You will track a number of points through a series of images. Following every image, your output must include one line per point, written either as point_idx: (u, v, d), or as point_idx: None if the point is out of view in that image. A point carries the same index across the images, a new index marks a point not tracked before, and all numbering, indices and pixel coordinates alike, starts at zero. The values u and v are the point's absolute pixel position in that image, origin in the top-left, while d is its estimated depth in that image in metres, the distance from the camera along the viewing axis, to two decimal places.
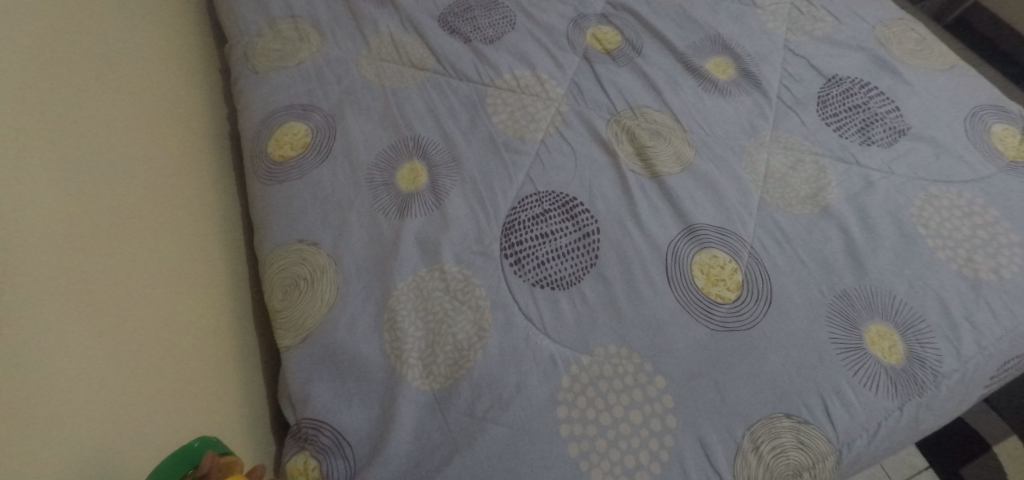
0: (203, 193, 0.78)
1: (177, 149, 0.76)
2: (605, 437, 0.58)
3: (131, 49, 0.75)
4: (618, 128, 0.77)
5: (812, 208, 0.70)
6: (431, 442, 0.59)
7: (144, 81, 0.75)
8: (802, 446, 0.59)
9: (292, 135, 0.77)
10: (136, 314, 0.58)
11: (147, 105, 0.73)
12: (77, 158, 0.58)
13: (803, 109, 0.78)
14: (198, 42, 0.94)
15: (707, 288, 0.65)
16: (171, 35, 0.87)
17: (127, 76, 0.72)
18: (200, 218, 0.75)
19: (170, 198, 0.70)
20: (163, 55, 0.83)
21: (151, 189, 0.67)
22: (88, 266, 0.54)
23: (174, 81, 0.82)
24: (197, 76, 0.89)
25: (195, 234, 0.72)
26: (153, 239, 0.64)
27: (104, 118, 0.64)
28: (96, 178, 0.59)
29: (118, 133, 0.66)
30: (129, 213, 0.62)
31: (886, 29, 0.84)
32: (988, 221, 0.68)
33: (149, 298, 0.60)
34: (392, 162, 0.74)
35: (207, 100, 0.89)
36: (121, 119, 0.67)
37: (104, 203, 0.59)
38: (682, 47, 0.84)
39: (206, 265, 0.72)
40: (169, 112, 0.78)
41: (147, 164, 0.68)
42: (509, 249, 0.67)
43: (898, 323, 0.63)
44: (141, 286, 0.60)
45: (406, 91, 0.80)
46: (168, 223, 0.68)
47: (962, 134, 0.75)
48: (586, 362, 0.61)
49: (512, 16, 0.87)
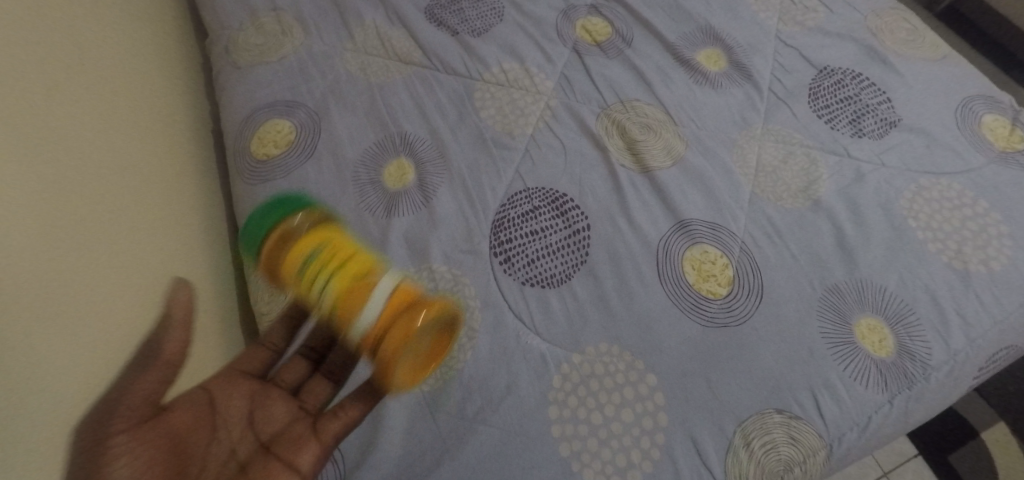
0: (179, 183, 0.76)
1: (150, 137, 0.74)
2: (596, 436, 0.58)
3: (121, 38, 0.76)
4: (608, 121, 0.76)
5: (803, 201, 0.70)
6: (421, 444, 0.59)
7: (114, 65, 0.72)
8: (792, 441, 0.59)
9: (276, 132, 0.76)
10: (102, 313, 0.56)
11: (118, 91, 0.71)
12: (60, 148, 0.58)
13: (794, 101, 0.77)
14: (177, 36, 0.92)
15: (698, 284, 0.64)
16: (150, 27, 0.85)
17: (96, 60, 0.69)
18: (175, 210, 0.73)
19: (142, 188, 0.68)
20: (139, 44, 0.80)
21: (122, 180, 0.65)
22: (55, 267, 0.53)
23: (148, 68, 0.80)
24: (176, 68, 0.87)
25: (185, 219, 0.74)
26: (123, 233, 0.63)
27: (72, 106, 0.62)
28: (80, 166, 0.60)
29: (88, 122, 0.63)
30: (98, 208, 0.60)
31: (878, 19, 0.84)
32: (978, 213, 0.68)
33: (118, 296, 0.59)
34: (378, 159, 0.73)
35: (188, 95, 0.87)
36: (90, 106, 0.65)
37: (81, 196, 0.59)
38: (673, 38, 0.83)
39: (181, 257, 0.70)
40: (141, 98, 0.75)
41: (117, 154, 0.66)
42: (499, 247, 0.66)
43: (888, 316, 0.63)
44: (109, 283, 0.58)
45: (392, 86, 0.79)
46: (140, 215, 0.66)
47: (953, 125, 0.75)
48: (578, 361, 0.61)
49: (500, 8, 0.85)
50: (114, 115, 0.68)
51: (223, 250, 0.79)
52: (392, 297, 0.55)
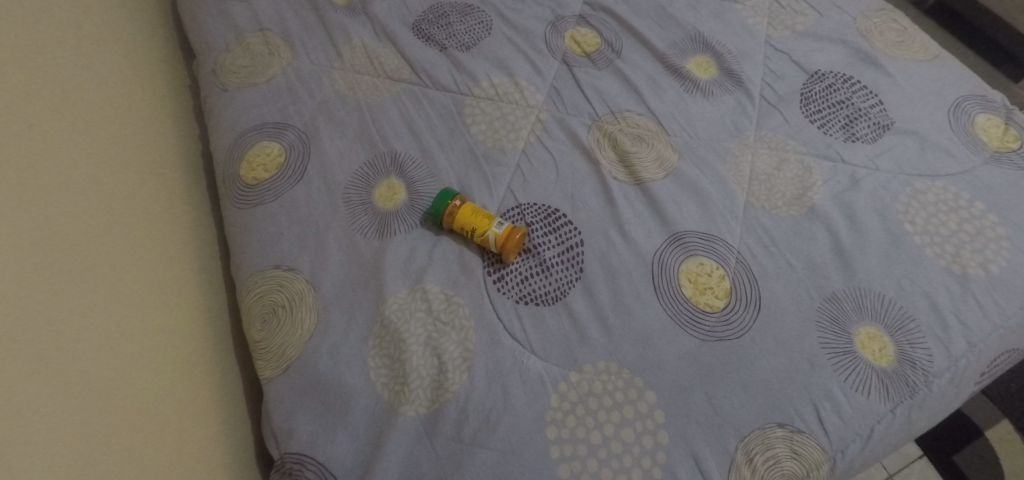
0: (191, 234, 0.80)
1: (132, 195, 0.74)
2: (596, 456, 0.57)
3: (121, 93, 0.82)
4: (600, 133, 0.75)
5: (798, 208, 0.69)
6: (419, 469, 0.58)
7: (113, 141, 0.76)
8: (795, 456, 0.58)
9: (265, 155, 0.75)
10: (104, 401, 0.59)
11: (122, 152, 0.76)
12: (64, 218, 0.64)
13: (786, 107, 0.76)
14: (158, 69, 0.91)
15: (694, 297, 0.64)
16: (115, 68, 0.83)
17: (53, 141, 0.68)
18: (168, 258, 0.74)
19: (134, 261, 0.69)
20: (129, 97, 0.83)
21: (100, 258, 0.66)
22: (47, 384, 0.56)
23: (143, 118, 0.83)
24: (153, 104, 0.86)
25: (197, 265, 0.78)
26: (108, 312, 0.63)
27: (81, 179, 0.69)
28: (85, 232, 0.66)
29: (87, 206, 0.68)
30: (75, 297, 0.61)
31: (868, 21, 0.83)
32: (974, 215, 0.67)
33: (110, 381, 0.60)
34: (369, 180, 0.73)
35: (167, 129, 0.86)
36: (87, 193, 0.69)
37: (87, 259, 0.64)
38: (662, 47, 0.82)
39: (176, 305, 0.72)
40: (116, 157, 0.75)
41: (89, 233, 0.66)
42: (493, 266, 0.67)
43: (888, 324, 0.63)
44: (97, 374, 0.60)
45: (382, 104, 0.78)
46: (126, 283, 0.67)
47: (946, 126, 0.74)
48: (575, 379, 0.60)
49: (488, 21, 0.85)
50: (79, 192, 0.68)
51: (218, 278, 0.79)
52: (516, 229, 0.66)
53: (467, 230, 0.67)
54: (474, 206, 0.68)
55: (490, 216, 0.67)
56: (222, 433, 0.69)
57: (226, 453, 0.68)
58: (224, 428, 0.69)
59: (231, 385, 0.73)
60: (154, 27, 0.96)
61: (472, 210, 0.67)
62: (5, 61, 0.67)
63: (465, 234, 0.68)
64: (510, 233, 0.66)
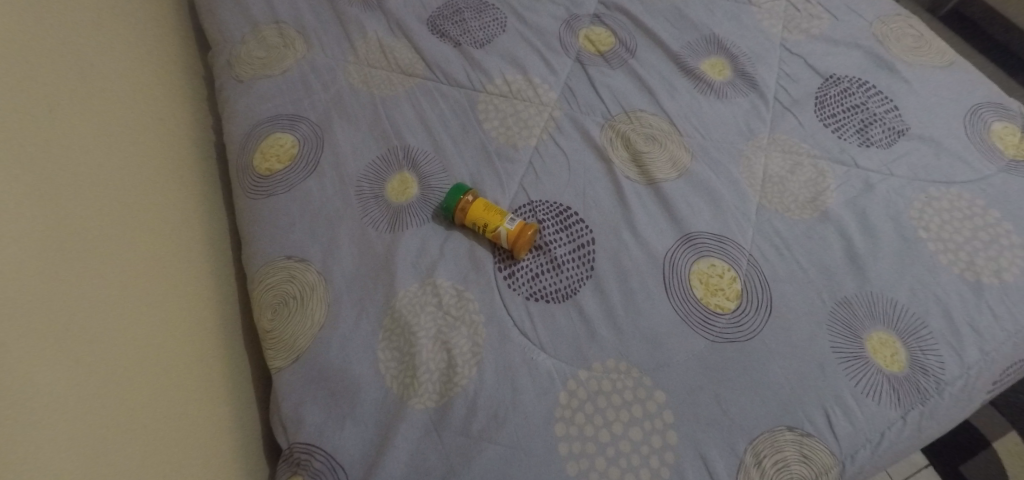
0: (201, 223, 0.80)
1: (137, 188, 0.73)
2: (605, 454, 0.57)
3: (136, 80, 0.82)
4: (613, 133, 0.75)
5: (812, 212, 0.69)
6: (428, 463, 0.58)
7: (128, 127, 0.77)
8: (804, 459, 0.58)
9: (278, 146, 0.75)
10: (123, 377, 0.60)
11: (135, 138, 0.77)
12: (84, 198, 0.65)
13: (801, 110, 0.76)
14: (172, 61, 0.92)
15: (705, 298, 0.63)
16: (124, 58, 0.82)
17: (61, 128, 0.67)
18: (178, 247, 0.74)
19: (147, 246, 0.70)
20: (144, 84, 0.84)
21: (112, 241, 0.66)
22: (69, 359, 0.56)
23: (157, 105, 0.84)
24: (166, 93, 0.87)
25: (206, 255, 0.78)
26: (122, 293, 0.64)
27: (100, 162, 0.70)
28: (104, 213, 0.67)
29: (104, 187, 0.68)
30: (82, 281, 0.60)
31: (884, 26, 0.83)
32: (989, 223, 0.67)
33: (108, 375, 0.59)
34: (381, 174, 0.73)
35: (178, 119, 0.87)
36: (105, 177, 0.69)
37: (105, 239, 0.65)
38: (676, 48, 0.82)
39: (183, 299, 0.71)
40: (131, 143, 0.76)
41: (95, 223, 0.65)
42: (504, 263, 0.67)
43: (900, 330, 0.62)
44: (111, 353, 0.60)
45: (395, 99, 0.79)
46: (127, 276, 0.65)
47: (962, 133, 0.74)
48: (584, 377, 0.60)
49: (503, 18, 0.85)
50: (94, 175, 0.68)
51: (225, 272, 0.80)
52: (521, 225, 0.66)
53: (478, 225, 0.67)
54: (484, 202, 0.68)
55: (502, 211, 0.67)
56: (223, 431, 0.68)
57: (231, 452, 0.68)
58: (230, 419, 0.70)
59: (236, 380, 0.74)
60: (169, 19, 0.96)
61: (482, 206, 0.67)
62: (29, 41, 0.68)
63: (476, 229, 0.68)
64: (522, 229, 0.66)
